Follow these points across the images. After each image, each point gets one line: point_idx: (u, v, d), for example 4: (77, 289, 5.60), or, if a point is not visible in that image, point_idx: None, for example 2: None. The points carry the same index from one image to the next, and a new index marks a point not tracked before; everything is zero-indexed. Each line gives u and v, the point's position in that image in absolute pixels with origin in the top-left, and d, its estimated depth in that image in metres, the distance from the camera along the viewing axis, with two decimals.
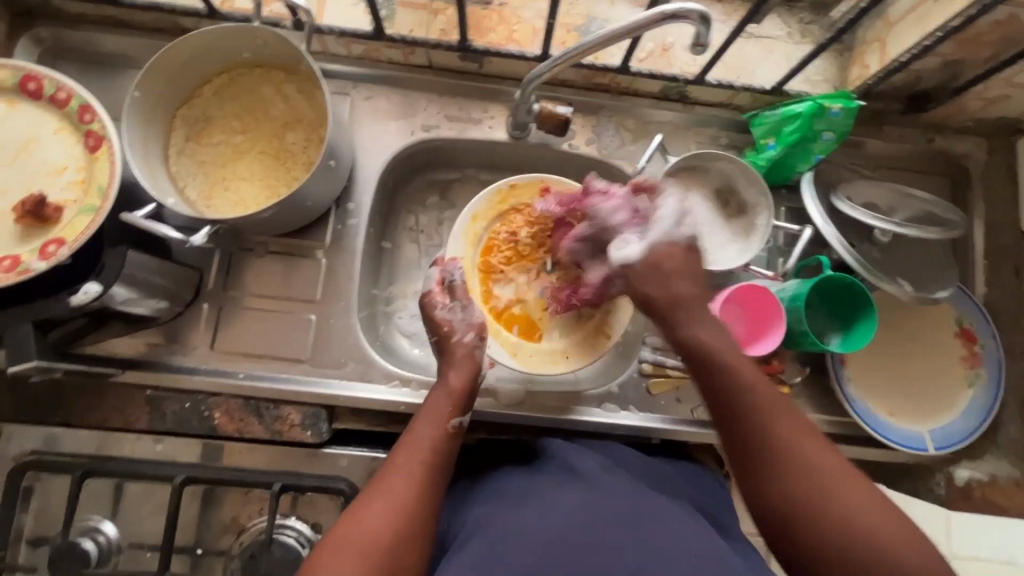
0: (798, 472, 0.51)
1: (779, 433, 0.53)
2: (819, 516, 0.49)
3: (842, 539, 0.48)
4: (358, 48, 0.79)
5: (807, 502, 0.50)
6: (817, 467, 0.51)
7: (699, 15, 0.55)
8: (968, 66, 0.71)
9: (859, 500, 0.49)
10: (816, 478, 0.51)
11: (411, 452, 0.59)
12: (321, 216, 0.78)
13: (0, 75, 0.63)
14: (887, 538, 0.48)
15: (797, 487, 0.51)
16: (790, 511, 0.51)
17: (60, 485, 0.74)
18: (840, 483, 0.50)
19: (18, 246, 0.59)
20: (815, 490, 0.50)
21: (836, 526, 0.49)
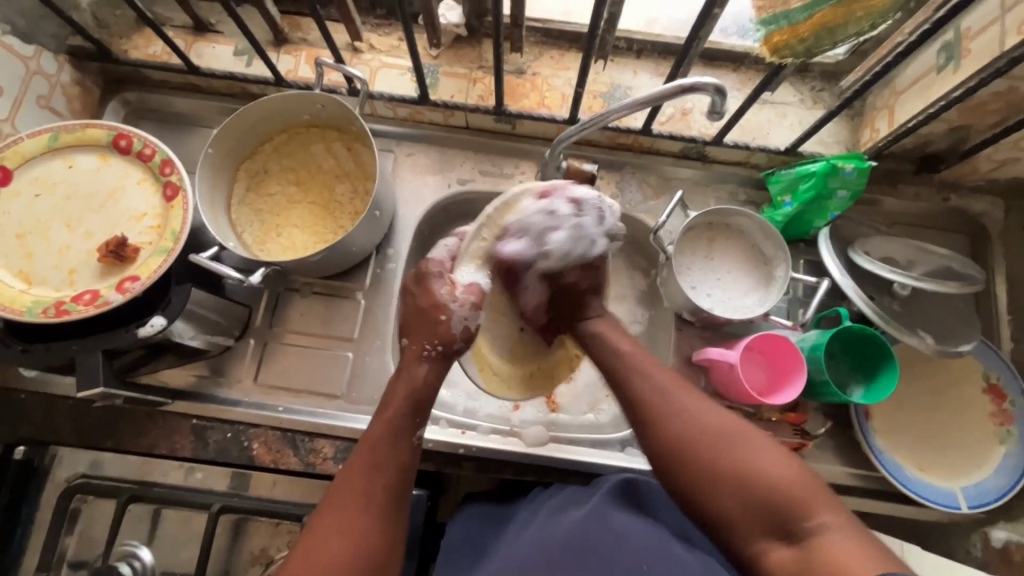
0: (682, 421, 0.62)
1: (670, 397, 0.64)
2: (721, 476, 0.57)
3: (738, 491, 0.56)
4: (403, 111, 0.87)
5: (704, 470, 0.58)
6: (712, 431, 0.60)
7: (714, 87, 0.61)
8: (974, 131, 0.75)
9: (754, 454, 0.58)
10: (704, 427, 0.60)
11: (370, 466, 0.57)
12: (363, 260, 0.85)
13: (96, 133, 0.71)
14: (782, 485, 0.56)
15: (694, 449, 0.59)
16: (694, 481, 0.59)
17: (104, 507, 0.78)
18: (741, 440, 0.59)
19: (99, 282, 0.66)
20: (712, 446, 0.59)
21: (732, 478, 0.57)
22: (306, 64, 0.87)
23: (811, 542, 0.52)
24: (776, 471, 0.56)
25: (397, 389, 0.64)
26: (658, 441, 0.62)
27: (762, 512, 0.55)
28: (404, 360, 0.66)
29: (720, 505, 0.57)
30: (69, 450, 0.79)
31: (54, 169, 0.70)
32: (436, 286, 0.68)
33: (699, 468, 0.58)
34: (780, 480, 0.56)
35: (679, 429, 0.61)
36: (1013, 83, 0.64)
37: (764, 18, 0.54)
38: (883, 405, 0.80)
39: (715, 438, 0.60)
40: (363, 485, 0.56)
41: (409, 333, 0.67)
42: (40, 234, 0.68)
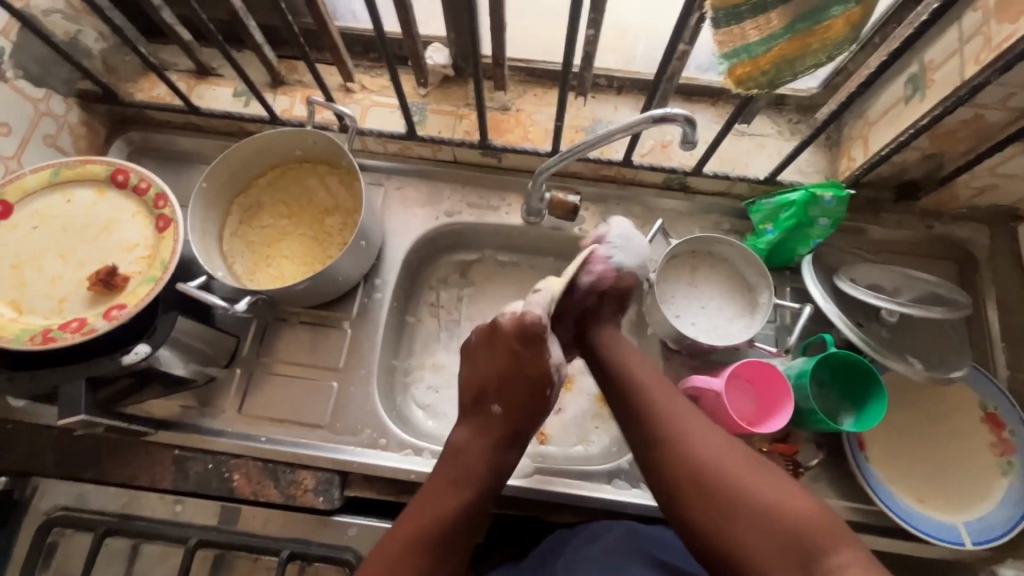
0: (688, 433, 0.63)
1: (672, 414, 0.65)
2: (743, 519, 0.56)
3: (757, 526, 0.55)
4: (393, 146, 0.91)
5: (714, 497, 0.58)
6: (739, 479, 0.59)
7: (684, 118, 0.63)
8: (948, 158, 0.76)
9: (765, 486, 0.58)
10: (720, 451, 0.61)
11: (427, 534, 0.60)
12: (350, 290, 0.86)
13: (96, 169, 0.74)
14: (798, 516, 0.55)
15: (704, 477, 0.60)
16: (714, 523, 0.57)
17: (82, 541, 0.77)
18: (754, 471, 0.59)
19: (87, 310, 0.68)
20: (724, 476, 0.59)
21: (743, 512, 0.57)
22: (301, 104, 0.91)
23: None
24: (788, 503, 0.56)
25: (476, 455, 0.66)
26: (670, 468, 0.62)
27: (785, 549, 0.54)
28: (490, 429, 0.68)
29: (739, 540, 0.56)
30: (51, 482, 0.80)
31: (53, 202, 0.73)
32: (546, 354, 0.69)
33: (719, 496, 0.58)
34: (796, 512, 0.55)
35: (691, 461, 0.61)
36: (978, 111, 0.65)
37: (727, 53, 0.55)
38: (877, 435, 0.78)
39: (728, 465, 0.60)
40: (422, 547, 0.59)
41: (500, 397, 0.69)
42: (34, 264, 0.70)
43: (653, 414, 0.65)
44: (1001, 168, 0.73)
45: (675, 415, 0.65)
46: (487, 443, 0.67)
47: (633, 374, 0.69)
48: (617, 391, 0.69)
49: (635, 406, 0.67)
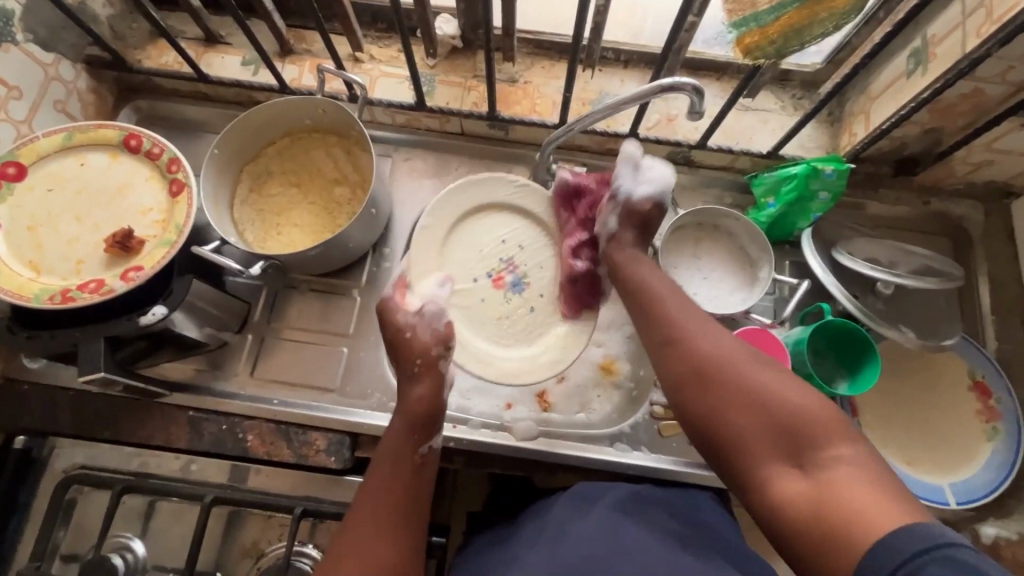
0: (699, 340, 0.63)
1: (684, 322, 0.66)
2: (739, 402, 0.57)
3: (757, 415, 0.55)
4: (401, 118, 0.91)
5: (720, 384, 0.59)
6: (751, 368, 0.59)
7: (692, 88, 0.64)
8: (946, 134, 0.77)
9: (774, 381, 0.57)
10: (729, 354, 0.61)
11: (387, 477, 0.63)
12: (360, 259, 0.87)
13: (109, 133, 0.75)
14: (810, 414, 0.53)
15: (710, 374, 0.60)
16: (714, 408, 0.58)
17: (99, 501, 0.79)
18: (760, 372, 0.58)
19: (105, 272, 0.69)
20: (731, 373, 0.59)
21: (747, 400, 0.57)
22: (310, 74, 0.91)
23: (821, 468, 0.50)
24: (796, 399, 0.55)
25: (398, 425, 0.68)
26: (680, 366, 0.63)
27: (779, 433, 0.53)
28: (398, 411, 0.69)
29: (735, 424, 0.56)
30: (66, 442, 0.81)
31: (66, 165, 0.74)
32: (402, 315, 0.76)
33: (722, 386, 0.59)
34: (799, 406, 0.54)
35: (703, 357, 0.62)
36: (978, 84, 0.67)
37: (736, 21, 0.58)
38: (871, 401, 0.81)
39: (733, 362, 0.60)
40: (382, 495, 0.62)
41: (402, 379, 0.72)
42: (50, 226, 0.71)
43: (667, 313, 0.68)
44: (997, 144, 0.75)
45: (690, 322, 0.66)
46: (397, 418, 0.69)
47: (643, 278, 0.73)
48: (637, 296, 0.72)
49: (658, 314, 0.68)
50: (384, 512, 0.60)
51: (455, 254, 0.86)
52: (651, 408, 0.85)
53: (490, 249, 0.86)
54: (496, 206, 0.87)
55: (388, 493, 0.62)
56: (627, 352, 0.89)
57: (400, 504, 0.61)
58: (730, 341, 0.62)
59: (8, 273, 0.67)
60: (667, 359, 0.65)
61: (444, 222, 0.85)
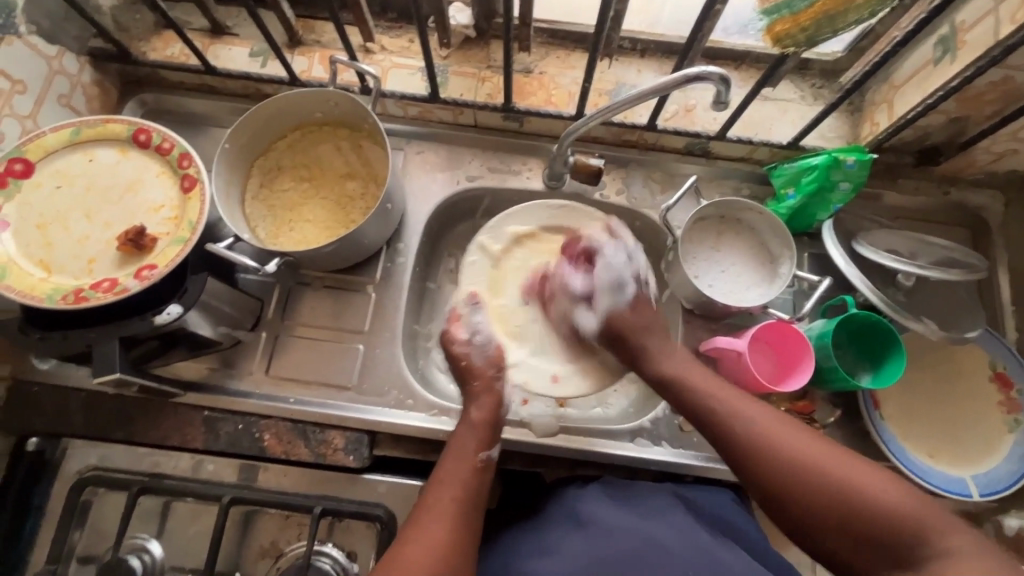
0: (770, 448, 0.61)
1: (751, 419, 0.64)
2: (829, 510, 0.56)
3: (853, 525, 0.55)
4: (414, 110, 0.90)
5: (807, 494, 0.57)
6: (828, 469, 0.58)
7: (719, 77, 0.63)
8: (971, 123, 0.76)
9: (857, 479, 0.56)
10: (801, 458, 0.59)
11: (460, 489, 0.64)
12: (374, 254, 0.86)
13: (117, 128, 0.73)
14: (901, 515, 0.54)
15: (796, 486, 0.58)
16: (807, 521, 0.57)
17: (113, 502, 0.78)
18: (840, 473, 0.57)
19: (117, 271, 0.68)
20: (814, 482, 0.57)
21: (837, 508, 0.56)
22: (320, 65, 0.89)
23: (927, 566, 0.52)
24: (880, 496, 0.55)
25: (467, 437, 0.69)
26: (764, 475, 0.61)
27: (871, 539, 0.54)
28: (472, 426, 0.71)
29: (833, 537, 0.56)
30: (78, 443, 0.79)
31: (74, 161, 0.72)
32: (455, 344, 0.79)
33: (812, 498, 0.57)
34: (886, 508, 0.54)
35: (783, 466, 0.60)
36: (1008, 73, 0.66)
37: (769, 8, 0.57)
38: (891, 393, 0.80)
39: (808, 469, 0.58)
40: (456, 511, 0.62)
41: (472, 406, 0.73)
42: (59, 224, 0.70)
43: (730, 421, 0.65)
44: (1022, 133, 0.74)
45: (755, 420, 0.64)
46: (469, 431, 0.70)
47: (694, 388, 0.70)
48: (699, 414, 0.68)
49: (721, 431, 0.65)
50: (451, 513, 0.61)
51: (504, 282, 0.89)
52: None
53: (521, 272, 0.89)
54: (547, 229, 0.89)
55: (450, 499, 0.63)
56: None
57: (466, 505, 0.63)
58: (800, 432, 0.61)
59: (19, 273, 0.65)
60: (746, 471, 0.62)
61: (492, 256, 0.89)
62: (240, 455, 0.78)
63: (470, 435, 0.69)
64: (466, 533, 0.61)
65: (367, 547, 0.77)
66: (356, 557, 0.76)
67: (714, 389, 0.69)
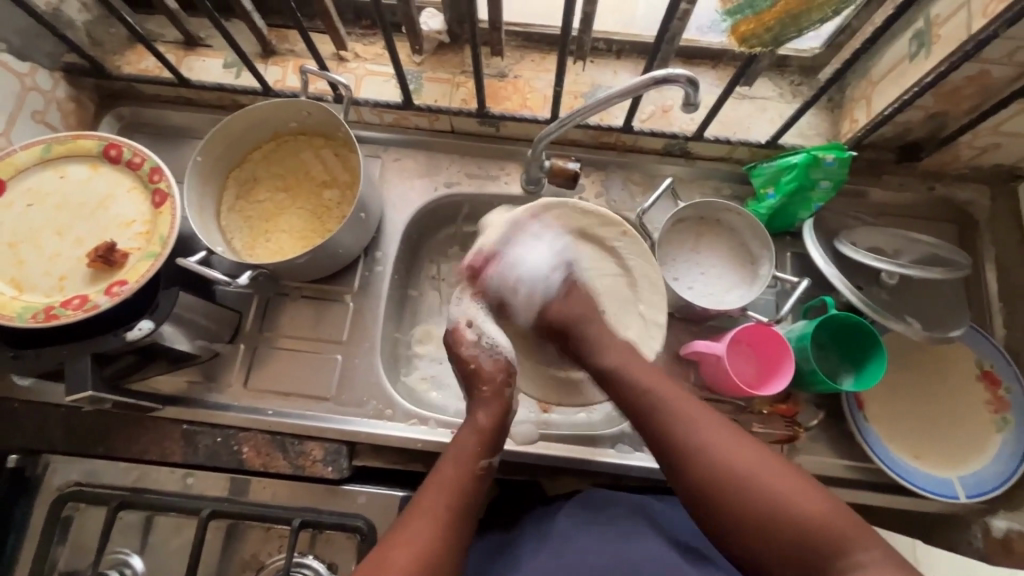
0: (698, 447, 0.60)
1: (685, 415, 0.63)
2: (751, 509, 0.56)
3: (775, 532, 0.55)
4: (389, 117, 0.89)
5: (726, 495, 0.58)
6: (746, 474, 0.58)
7: (686, 78, 0.62)
8: (951, 118, 0.75)
9: (772, 481, 0.57)
10: (722, 457, 0.59)
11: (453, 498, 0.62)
12: (351, 263, 0.85)
13: (88, 144, 0.73)
14: (813, 522, 0.54)
15: (717, 485, 0.58)
16: (724, 521, 0.57)
17: (95, 517, 0.78)
18: (752, 473, 0.58)
19: (88, 287, 0.67)
20: (727, 481, 0.58)
21: (758, 509, 0.56)
22: (294, 75, 0.89)
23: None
24: (796, 500, 0.55)
25: (466, 443, 0.68)
26: (687, 474, 0.60)
27: (791, 546, 0.54)
28: (469, 434, 0.69)
29: (747, 538, 0.56)
30: (60, 458, 0.79)
31: (46, 179, 0.72)
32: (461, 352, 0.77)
33: (732, 498, 0.57)
34: (809, 513, 0.55)
35: (705, 464, 0.59)
36: (984, 66, 0.65)
37: (731, 9, 0.56)
38: (876, 395, 0.79)
39: (730, 469, 0.58)
40: (446, 522, 0.60)
41: (483, 409, 0.72)
42: (32, 242, 0.70)
43: (670, 418, 0.64)
44: (1003, 127, 0.72)
45: (681, 415, 0.64)
46: (471, 437, 0.69)
47: (631, 383, 0.69)
48: (631, 404, 0.68)
49: (650, 427, 0.65)
50: (444, 517, 0.61)
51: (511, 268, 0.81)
52: None
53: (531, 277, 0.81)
54: (588, 235, 0.81)
55: (441, 507, 0.61)
56: None
57: (457, 513, 0.62)
58: (720, 427, 0.62)
59: None
60: (671, 466, 0.62)
61: (493, 239, 0.80)
62: (220, 469, 0.78)
63: (464, 445, 0.68)
64: (453, 542, 0.60)
65: (349, 558, 0.76)
66: (337, 569, 0.76)
67: (645, 381, 0.69)
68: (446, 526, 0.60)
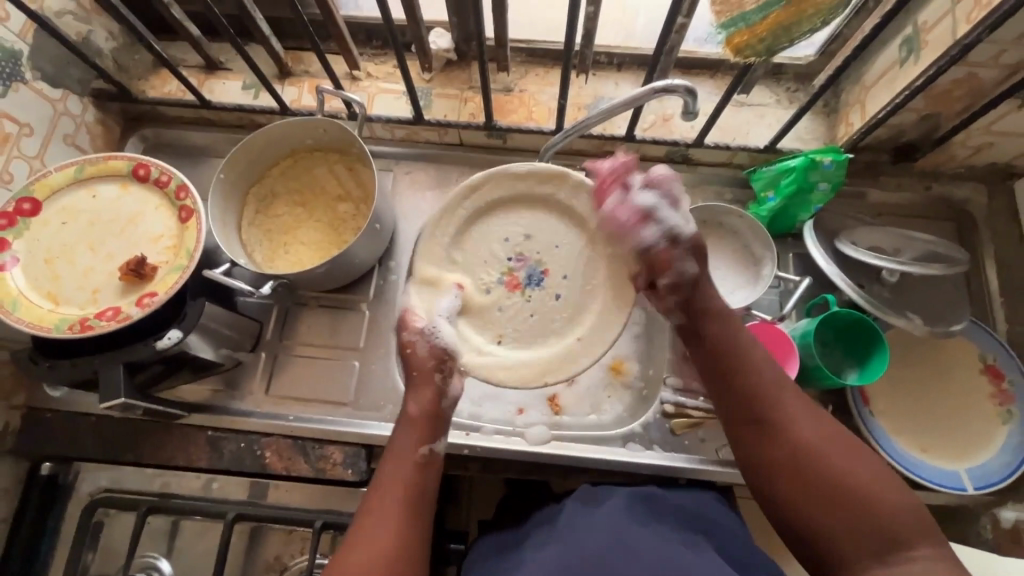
0: (788, 429, 0.62)
1: (779, 398, 0.65)
2: (830, 494, 0.58)
3: (855, 519, 0.56)
4: (401, 132, 0.93)
5: (816, 472, 0.59)
6: (837, 463, 0.59)
7: (684, 88, 0.65)
8: (944, 119, 0.77)
9: (866, 472, 0.58)
10: (808, 442, 0.61)
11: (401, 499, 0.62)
12: (366, 273, 0.89)
13: (118, 164, 0.77)
14: (893, 513, 0.56)
15: (802, 464, 0.60)
16: (801, 500, 0.59)
17: (124, 523, 0.81)
18: (844, 467, 0.59)
19: (120, 299, 0.71)
20: (812, 464, 0.60)
21: (841, 495, 0.57)
22: (309, 94, 0.93)
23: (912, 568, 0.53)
24: (881, 491, 0.57)
25: (404, 440, 0.67)
26: (773, 449, 0.62)
27: (869, 535, 0.55)
28: (407, 430, 0.67)
29: (824, 520, 0.58)
30: (90, 466, 0.83)
31: (79, 198, 0.76)
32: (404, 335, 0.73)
33: (819, 479, 0.59)
34: (892, 505, 0.56)
35: (800, 443, 0.61)
36: (972, 69, 0.67)
37: (725, 22, 0.59)
38: (882, 390, 0.81)
39: (824, 456, 0.60)
40: (398, 522, 0.60)
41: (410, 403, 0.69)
42: (66, 258, 0.73)
43: (767, 393, 0.65)
44: (995, 127, 0.75)
45: (776, 395, 0.65)
46: (407, 432, 0.67)
47: (741, 354, 0.68)
48: (721, 382, 0.68)
49: (742, 398, 0.66)
50: (393, 516, 0.60)
51: (470, 248, 0.83)
52: (663, 407, 0.84)
53: (498, 252, 0.83)
54: (525, 198, 0.84)
55: (388, 508, 0.61)
56: (636, 351, 0.89)
57: (405, 509, 0.61)
58: (813, 415, 0.63)
59: (28, 306, 0.69)
60: (756, 444, 0.64)
61: (458, 220, 0.83)
62: (243, 474, 0.80)
63: (403, 439, 0.66)
64: (408, 539, 0.59)
65: None
66: None
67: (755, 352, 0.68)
68: (398, 525, 0.60)
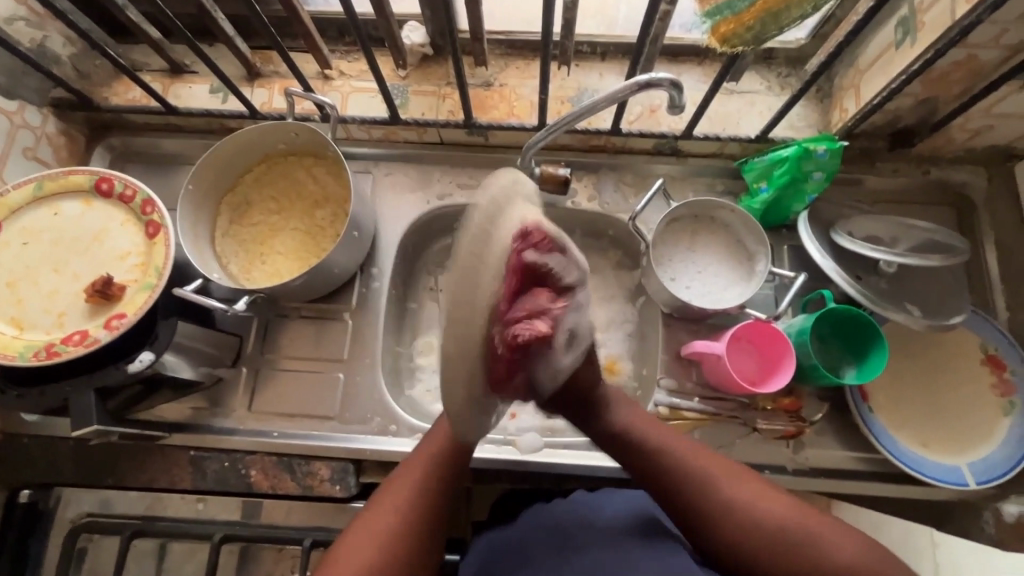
0: (727, 502, 0.57)
1: (705, 471, 0.60)
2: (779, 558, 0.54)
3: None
4: (378, 133, 0.89)
5: (758, 545, 0.55)
6: (781, 522, 0.55)
7: (669, 82, 0.62)
8: (941, 102, 0.74)
9: (826, 536, 0.54)
10: (751, 513, 0.56)
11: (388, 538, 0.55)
12: (347, 281, 0.86)
13: (79, 178, 0.73)
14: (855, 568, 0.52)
15: (749, 540, 0.55)
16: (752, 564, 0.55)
17: (110, 547, 0.80)
18: (804, 536, 0.54)
19: (87, 322, 0.68)
20: (760, 538, 0.55)
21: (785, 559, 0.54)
22: (280, 96, 0.89)
23: None
24: (838, 547, 0.53)
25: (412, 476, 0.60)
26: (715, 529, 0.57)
27: None
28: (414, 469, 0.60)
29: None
30: (72, 490, 0.81)
31: (41, 216, 0.73)
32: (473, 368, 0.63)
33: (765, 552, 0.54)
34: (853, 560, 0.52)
35: (737, 516, 0.56)
36: (971, 51, 0.64)
37: (709, 10, 0.56)
38: (880, 384, 0.79)
39: (771, 530, 0.55)
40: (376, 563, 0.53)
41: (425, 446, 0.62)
42: (29, 279, 0.70)
43: (691, 471, 0.60)
44: (995, 109, 0.72)
45: (698, 466, 0.60)
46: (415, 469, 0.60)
47: (648, 438, 0.64)
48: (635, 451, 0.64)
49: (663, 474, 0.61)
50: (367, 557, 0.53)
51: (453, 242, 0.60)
52: (656, 410, 0.79)
53: None
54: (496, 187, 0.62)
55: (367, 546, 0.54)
56: (630, 351, 0.88)
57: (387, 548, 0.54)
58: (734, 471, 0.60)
59: None
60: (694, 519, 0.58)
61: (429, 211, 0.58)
62: (232, 494, 0.79)
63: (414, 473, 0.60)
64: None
65: None
66: None
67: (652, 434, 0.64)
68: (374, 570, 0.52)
